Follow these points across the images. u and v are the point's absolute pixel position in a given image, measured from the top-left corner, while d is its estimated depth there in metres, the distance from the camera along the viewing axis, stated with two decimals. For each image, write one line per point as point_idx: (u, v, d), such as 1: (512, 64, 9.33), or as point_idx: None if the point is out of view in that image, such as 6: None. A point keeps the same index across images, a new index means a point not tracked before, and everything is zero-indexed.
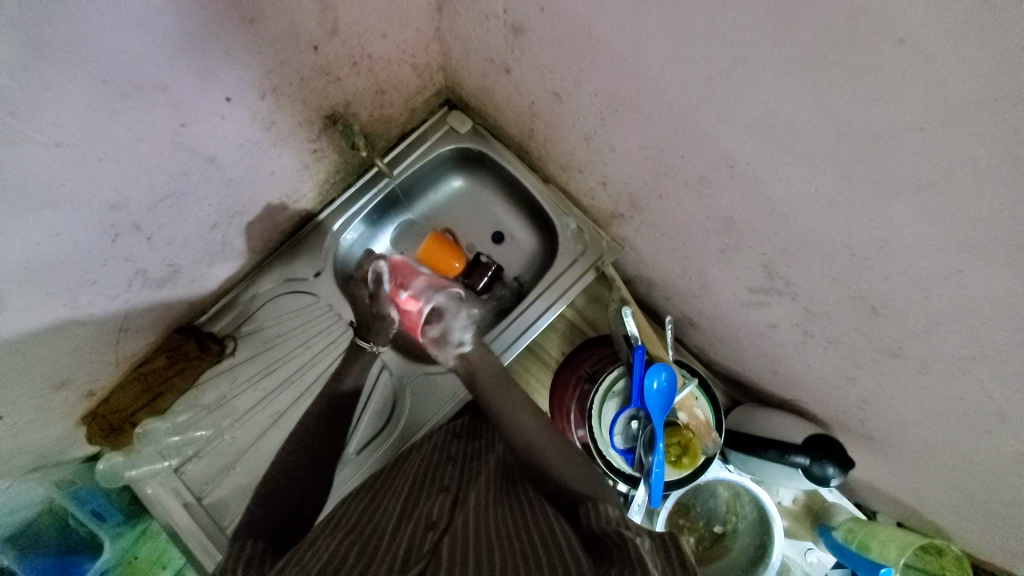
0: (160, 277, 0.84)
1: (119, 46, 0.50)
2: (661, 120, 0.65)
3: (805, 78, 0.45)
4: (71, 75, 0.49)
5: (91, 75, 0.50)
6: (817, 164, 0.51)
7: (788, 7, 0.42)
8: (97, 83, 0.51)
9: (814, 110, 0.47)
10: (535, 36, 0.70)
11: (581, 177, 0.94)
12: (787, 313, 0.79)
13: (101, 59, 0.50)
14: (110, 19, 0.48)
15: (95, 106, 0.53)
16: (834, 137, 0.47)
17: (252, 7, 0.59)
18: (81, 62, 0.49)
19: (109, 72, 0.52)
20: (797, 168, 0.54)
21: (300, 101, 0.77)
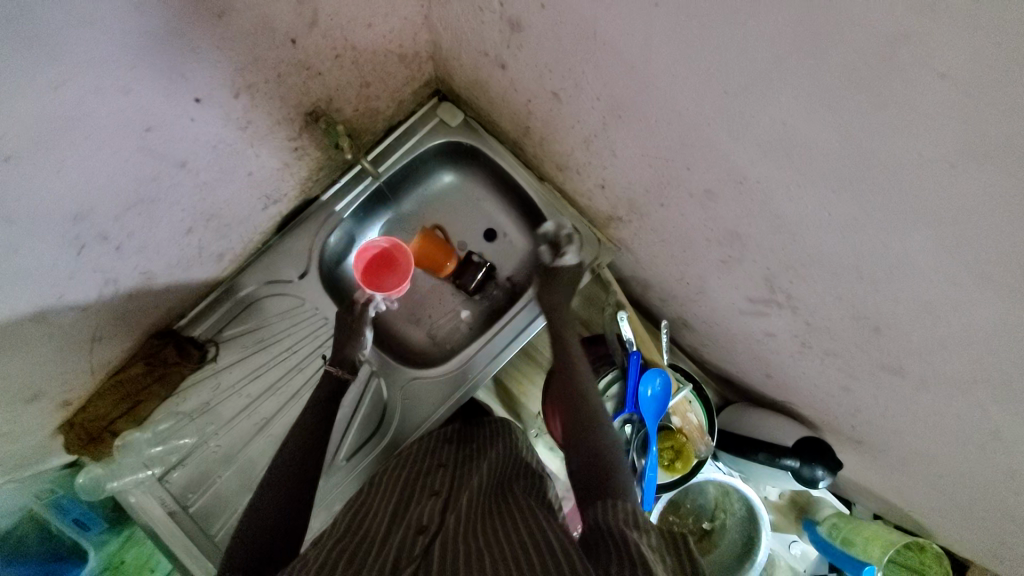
0: (133, 285, 0.79)
1: (70, 50, 0.45)
2: (666, 131, 0.61)
3: (828, 101, 0.42)
4: (18, 86, 0.43)
5: (40, 84, 0.45)
6: (832, 188, 0.49)
7: (815, 28, 0.38)
8: (48, 91, 0.46)
9: (834, 135, 0.44)
10: (533, 34, 0.65)
11: (578, 177, 0.91)
12: (786, 325, 0.77)
13: (50, 66, 0.44)
14: (56, 20, 0.42)
15: (48, 116, 0.47)
16: (855, 162, 0.45)
17: (220, 0, 0.53)
18: (27, 70, 0.43)
19: (62, 80, 0.46)
20: (811, 189, 0.51)
21: (278, 99, 0.71)
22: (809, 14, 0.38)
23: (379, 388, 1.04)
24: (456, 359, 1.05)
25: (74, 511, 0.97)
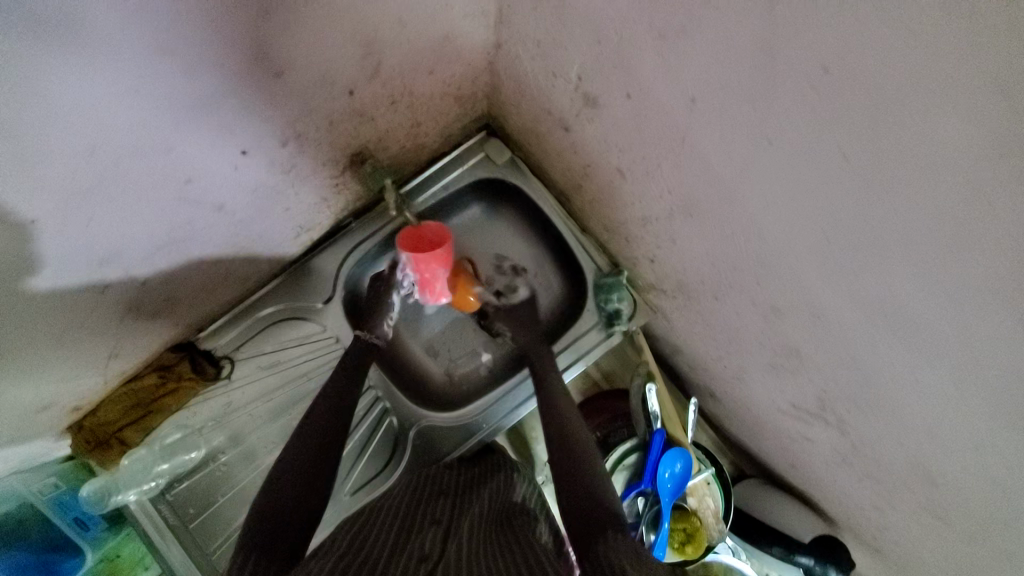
0: (155, 308, 0.77)
1: (107, 110, 0.41)
2: (740, 244, 0.57)
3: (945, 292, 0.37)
4: (45, 146, 0.40)
5: (74, 146, 0.42)
6: (925, 363, 0.44)
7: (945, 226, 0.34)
8: (83, 153, 0.43)
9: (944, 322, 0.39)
10: (608, 114, 0.61)
11: (626, 242, 0.86)
12: (830, 440, 0.72)
13: (84, 129, 0.41)
14: (97, 89, 0.39)
15: (81, 175, 0.44)
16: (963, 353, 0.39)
17: (279, 61, 0.49)
18: (56, 129, 0.39)
19: (95, 139, 0.43)
20: (903, 353, 0.46)
21: (325, 143, 0.67)
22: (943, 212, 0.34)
23: (393, 425, 1.00)
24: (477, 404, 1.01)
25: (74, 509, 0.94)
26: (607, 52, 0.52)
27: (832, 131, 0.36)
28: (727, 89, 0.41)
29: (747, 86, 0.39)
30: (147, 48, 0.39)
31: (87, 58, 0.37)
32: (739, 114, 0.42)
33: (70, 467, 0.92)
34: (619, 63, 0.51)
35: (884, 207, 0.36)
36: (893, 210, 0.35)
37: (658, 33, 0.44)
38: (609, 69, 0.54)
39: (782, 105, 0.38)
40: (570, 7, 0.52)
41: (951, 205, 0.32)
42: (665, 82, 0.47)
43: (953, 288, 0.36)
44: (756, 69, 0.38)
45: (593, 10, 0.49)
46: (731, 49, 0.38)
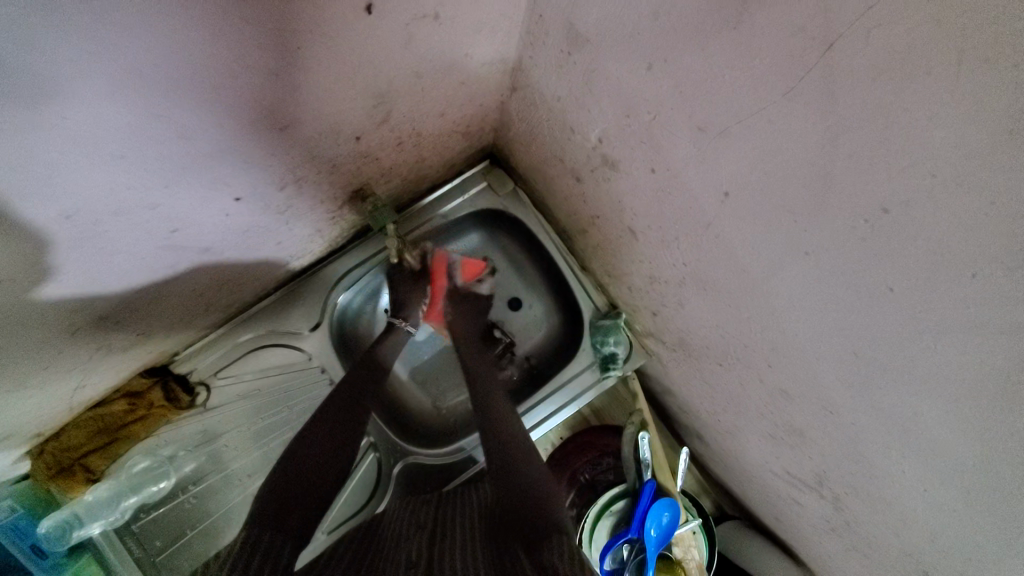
0: (127, 345, 0.69)
1: (92, 184, 0.39)
2: (753, 328, 0.55)
3: (965, 432, 0.36)
4: (19, 225, 0.37)
5: (48, 216, 0.38)
6: (933, 488, 0.43)
7: (972, 377, 0.33)
8: (60, 220, 0.39)
9: (957, 457, 0.38)
10: (629, 180, 0.60)
11: (627, 290, 0.85)
12: (824, 513, 0.66)
13: (65, 198, 0.38)
14: (78, 156, 0.35)
15: (58, 245, 0.41)
16: (983, 487, 0.37)
17: (287, 117, 0.46)
18: (33, 208, 0.36)
19: (74, 209, 0.39)
20: (914, 467, 0.44)
21: (327, 183, 0.64)
22: (974, 364, 0.32)
23: (377, 460, 0.94)
24: (471, 438, 0.98)
25: (32, 534, 0.76)
26: (636, 127, 0.51)
27: (876, 264, 0.35)
28: (763, 196, 0.41)
29: (794, 199, 0.38)
30: (140, 124, 0.36)
31: (75, 144, 0.34)
32: (779, 223, 0.41)
33: (32, 486, 0.78)
34: (649, 139, 0.51)
35: (928, 346, 0.35)
36: (931, 351, 0.35)
37: (698, 126, 0.43)
38: (635, 141, 0.53)
39: (829, 227, 0.36)
40: (600, 77, 0.51)
41: (984, 359, 0.32)
42: (698, 170, 0.46)
43: (981, 431, 0.35)
44: (800, 185, 0.37)
45: (626, 85, 0.48)
46: (777, 163, 0.37)
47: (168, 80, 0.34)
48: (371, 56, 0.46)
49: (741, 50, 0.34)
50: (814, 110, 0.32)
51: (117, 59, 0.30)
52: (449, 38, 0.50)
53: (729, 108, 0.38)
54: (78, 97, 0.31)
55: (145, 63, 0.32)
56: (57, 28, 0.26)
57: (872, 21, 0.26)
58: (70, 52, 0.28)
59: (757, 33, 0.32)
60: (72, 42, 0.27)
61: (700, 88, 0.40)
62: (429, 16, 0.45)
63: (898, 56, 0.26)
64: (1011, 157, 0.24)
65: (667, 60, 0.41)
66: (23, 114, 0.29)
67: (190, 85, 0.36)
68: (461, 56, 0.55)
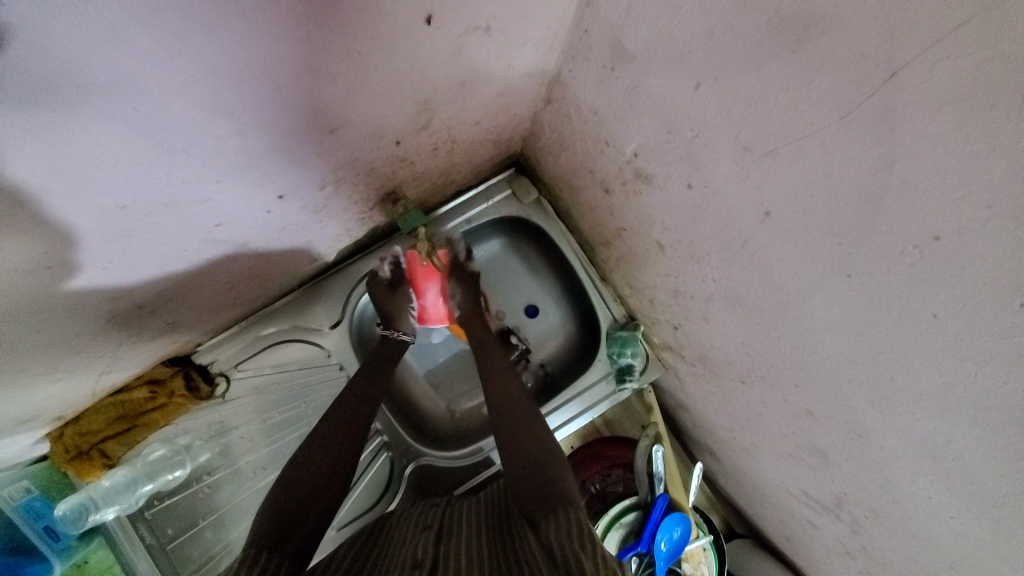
0: (156, 333, 0.70)
1: (151, 176, 0.41)
2: (782, 347, 0.55)
3: (999, 462, 0.36)
4: (80, 212, 0.39)
5: (107, 205, 0.40)
6: (960, 516, 0.43)
7: (1011, 408, 0.33)
8: (114, 210, 0.41)
9: (990, 487, 0.38)
10: (661, 194, 0.60)
11: (648, 303, 0.85)
12: (837, 533, 0.66)
13: (123, 188, 0.40)
14: (139, 146, 0.37)
15: (110, 231, 0.43)
16: (1019, 518, 0.37)
17: (335, 119, 0.49)
18: (95, 194, 0.39)
19: (130, 199, 0.42)
20: (945, 495, 0.43)
21: (362, 185, 0.66)
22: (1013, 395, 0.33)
23: (389, 460, 0.95)
24: (486, 441, 0.96)
25: (49, 515, 0.76)
26: (677, 143, 0.52)
27: (920, 290, 0.35)
28: (806, 218, 0.41)
29: (841, 221, 0.38)
30: (201, 119, 0.39)
31: (140, 135, 0.36)
32: (821, 245, 0.42)
33: (47, 467, 0.79)
34: (689, 155, 0.51)
35: (967, 374, 0.35)
36: (972, 379, 0.35)
37: (744, 145, 0.43)
38: (674, 156, 0.54)
39: (873, 251, 0.37)
40: (643, 92, 0.52)
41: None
42: (739, 188, 0.47)
43: (1016, 462, 0.35)
44: (848, 210, 0.37)
45: (670, 102, 0.49)
46: (826, 185, 0.38)
47: (230, 77, 0.36)
48: (419, 64, 0.47)
49: (799, 73, 0.35)
50: (870, 136, 0.33)
51: (187, 56, 0.33)
52: (495, 49, 0.52)
53: (779, 129, 0.39)
54: (150, 90, 0.33)
55: (211, 61, 0.34)
56: (141, 23, 0.29)
57: (939, 54, 0.27)
58: (146, 46, 0.30)
59: (818, 56, 0.33)
60: (152, 38, 0.30)
61: (750, 107, 0.40)
62: (480, 28, 0.47)
63: (961, 88, 0.27)
64: None
65: (717, 79, 0.42)
66: (100, 104, 0.32)
67: (252, 83, 0.38)
68: (504, 66, 0.56)
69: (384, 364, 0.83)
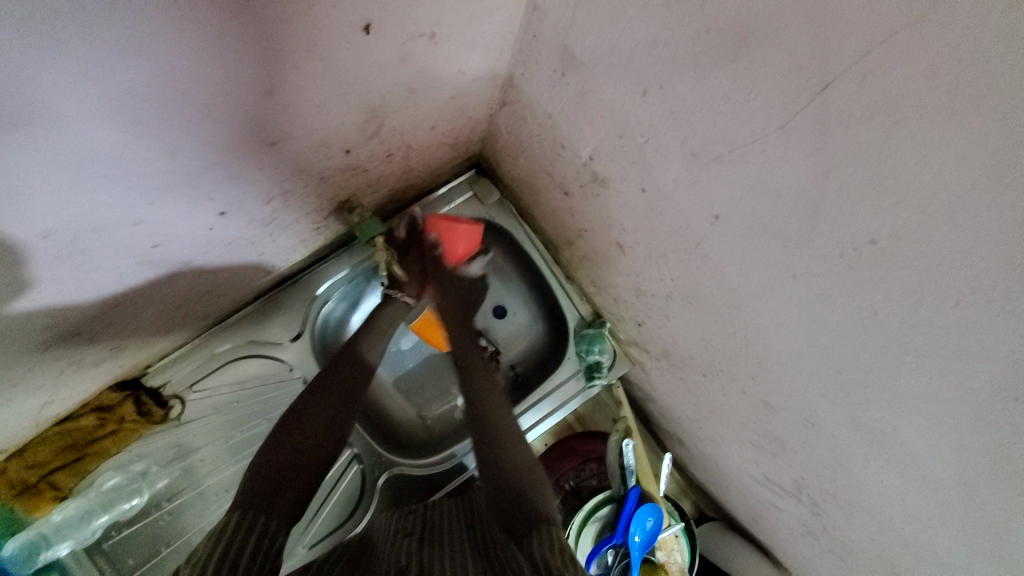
0: (100, 358, 0.66)
1: (73, 204, 0.38)
2: (737, 343, 0.57)
3: (938, 445, 0.38)
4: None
5: (25, 236, 0.38)
6: (907, 496, 0.45)
7: (947, 397, 0.35)
8: (34, 240, 0.38)
9: (934, 469, 0.40)
10: (618, 197, 0.61)
11: (613, 300, 0.86)
12: (799, 514, 0.69)
13: (45, 217, 0.37)
14: (59, 175, 0.35)
15: (29, 263, 0.40)
16: (959, 494, 0.39)
17: (278, 131, 0.47)
18: (11, 226, 0.36)
19: (53, 228, 0.39)
20: (891, 476, 0.46)
21: (314, 195, 0.64)
22: (947, 384, 0.34)
23: (361, 472, 0.93)
24: (458, 446, 0.96)
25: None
26: (629, 148, 0.52)
27: (860, 290, 0.37)
28: (753, 222, 0.42)
29: (785, 225, 0.39)
30: (125, 142, 0.37)
31: (55, 162, 0.34)
32: (769, 248, 0.43)
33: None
34: (641, 160, 0.52)
35: (909, 366, 0.37)
36: (911, 371, 0.37)
37: (691, 151, 0.44)
38: (627, 160, 0.54)
39: (815, 254, 0.38)
40: (594, 97, 0.52)
41: (958, 379, 0.34)
42: (689, 192, 0.48)
43: (953, 444, 0.37)
44: (792, 215, 0.38)
45: (620, 107, 0.49)
46: (769, 191, 0.39)
47: (155, 96, 0.34)
48: (365, 71, 0.46)
49: (737, 83, 0.36)
50: (806, 144, 0.34)
51: (101, 79, 0.31)
52: (443, 54, 0.51)
53: (723, 136, 0.40)
54: (66, 115, 0.31)
55: (131, 81, 0.32)
56: (47, 46, 0.27)
57: (869, 67, 0.28)
58: (52, 71, 0.28)
59: (757, 67, 0.34)
60: (63, 62, 0.28)
61: (695, 115, 0.41)
62: (425, 34, 0.46)
63: (888, 101, 0.28)
64: (978, 198, 0.27)
65: (663, 87, 0.42)
66: (7, 136, 0.30)
67: (180, 101, 0.36)
68: (455, 71, 0.55)
69: None
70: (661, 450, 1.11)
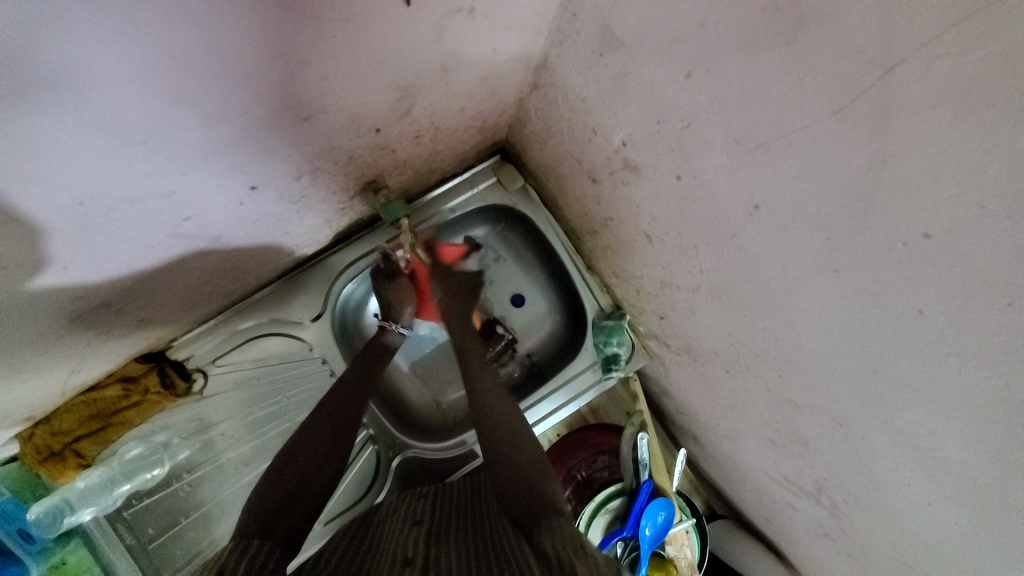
0: (127, 330, 0.67)
1: (108, 171, 0.39)
2: (765, 338, 0.56)
3: (977, 451, 0.37)
4: (32, 211, 0.36)
5: (62, 202, 0.38)
6: (936, 501, 0.44)
7: (992, 402, 0.34)
8: (71, 206, 0.39)
9: (969, 475, 0.39)
10: (649, 185, 0.60)
11: (635, 292, 0.85)
12: (815, 516, 0.67)
13: (83, 183, 0.38)
14: (96, 141, 0.35)
15: (64, 230, 0.40)
16: (993, 502, 0.38)
17: (312, 107, 0.46)
18: (50, 191, 0.36)
19: (88, 195, 0.39)
20: (920, 480, 0.45)
21: (341, 174, 0.64)
22: (994, 387, 0.33)
23: (376, 452, 0.94)
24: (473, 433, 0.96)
25: (21, 519, 0.72)
26: (666, 134, 0.51)
27: (906, 286, 0.35)
28: (796, 212, 0.41)
29: (831, 216, 0.38)
30: (162, 109, 0.36)
31: (95, 126, 0.34)
32: (811, 240, 0.41)
33: (19, 469, 0.74)
34: (679, 147, 0.50)
35: (951, 368, 0.36)
36: (953, 373, 0.36)
37: (734, 137, 0.43)
38: (663, 147, 0.53)
39: (863, 247, 0.37)
40: (633, 80, 0.51)
41: (1007, 382, 0.32)
42: (728, 181, 0.47)
43: (993, 450, 0.36)
44: (839, 206, 0.37)
45: (660, 91, 0.48)
46: (817, 179, 0.37)
47: (192, 64, 0.34)
48: (400, 48, 0.45)
49: (791, 66, 0.34)
50: (863, 131, 0.32)
51: (144, 41, 0.30)
52: (478, 33, 0.50)
53: (771, 122, 0.38)
54: (104, 80, 0.31)
55: (172, 46, 0.32)
56: (90, 4, 0.26)
57: (938, 50, 0.26)
58: (96, 32, 0.28)
59: (815, 48, 0.32)
60: (102, 23, 0.27)
61: (741, 100, 0.40)
62: (463, 10, 0.45)
63: (959, 84, 0.26)
64: None
65: (709, 69, 0.41)
66: (48, 97, 0.29)
67: (217, 69, 0.36)
68: (489, 50, 0.54)
69: (369, 357, 0.82)
70: (675, 446, 1.10)
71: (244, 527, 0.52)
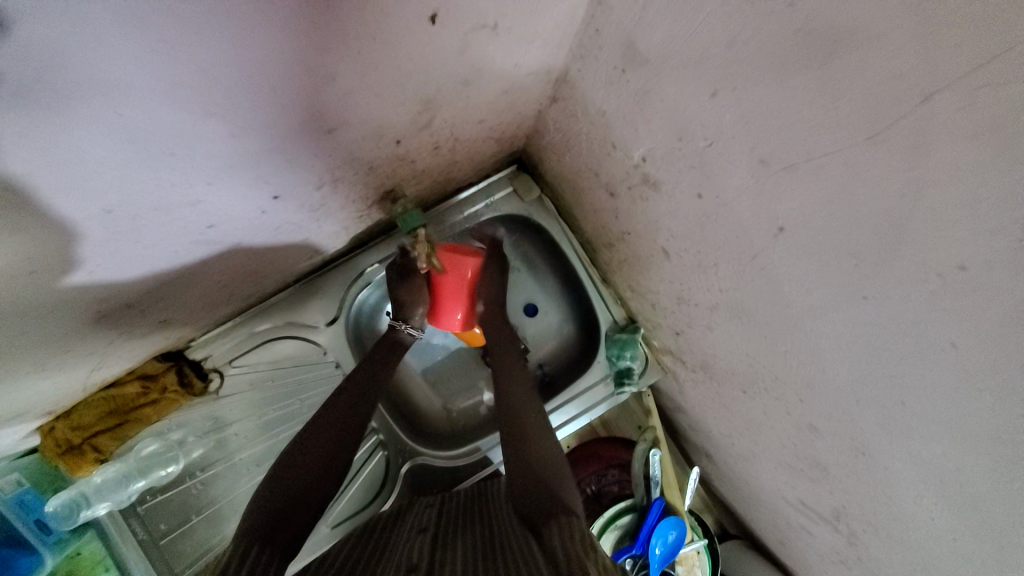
0: (148, 331, 0.68)
1: (136, 180, 0.39)
2: (787, 362, 0.54)
3: (1009, 494, 0.35)
4: (62, 219, 0.37)
5: (91, 209, 0.38)
6: (963, 540, 0.42)
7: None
8: (100, 214, 0.40)
9: (1000, 515, 0.37)
10: (670, 202, 0.59)
11: (650, 306, 0.84)
12: (833, 544, 0.65)
13: (113, 192, 0.39)
14: (126, 153, 0.36)
15: (91, 236, 0.41)
16: (1023, 544, 0.36)
17: (334, 120, 0.47)
18: (81, 199, 0.37)
19: (117, 204, 0.40)
20: (946, 517, 0.43)
21: (361, 184, 0.65)
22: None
23: (385, 458, 0.94)
24: (483, 441, 0.96)
25: (39, 510, 0.73)
26: (688, 151, 0.50)
27: (937, 317, 0.34)
28: (822, 237, 0.40)
29: (861, 243, 0.37)
30: (191, 122, 0.37)
31: (126, 139, 0.35)
32: (837, 266, 0.40)
33: (37, 461, 0.75)
34: (701, 165, 0.50)
35: (982, 404, 0.34)
36: (987, 409, 0.34)
37: (760, 158, 0.42)
38: (685, 164, 0.52)
39: (891, 275, 0.36)
40: (656, 97, 0.50)
41: None
42: (753, 202, 0.46)
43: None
44: (868, 232, 0.36)
45: (684, 109, 0.47)
46: (846, 204, 0.36)
47: (221, 79, 0.35)
48: (423, 62, 0.45)
49: (822, 90, 0.34)
50: (897, 158, 0.31)
51: (174, 58, 0.31)
52: (502, 48, 0.50)
53: (800, 145, 0.37)
54: (141, 92, 0.32)
55: (205, 61, 0.32)
56: (125, 23, 0.27)
57: (979, 80, 0.25)
58: (129, 47, 0.28)
59: (848, 73, 0.31)
60: (138, 39, 0.28)
61: (768, 121, 0.39)
62: (487, 26, 0.45)
63: (1004, 115, 0.25)
64: None
65: (735, 90, 0.40)
66: (83, 108, 0.30)
67: (245, 84, 0.36)
68: (511, 64, 0.54)
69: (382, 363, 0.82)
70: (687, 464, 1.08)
71: (246, 535, 0.51)
